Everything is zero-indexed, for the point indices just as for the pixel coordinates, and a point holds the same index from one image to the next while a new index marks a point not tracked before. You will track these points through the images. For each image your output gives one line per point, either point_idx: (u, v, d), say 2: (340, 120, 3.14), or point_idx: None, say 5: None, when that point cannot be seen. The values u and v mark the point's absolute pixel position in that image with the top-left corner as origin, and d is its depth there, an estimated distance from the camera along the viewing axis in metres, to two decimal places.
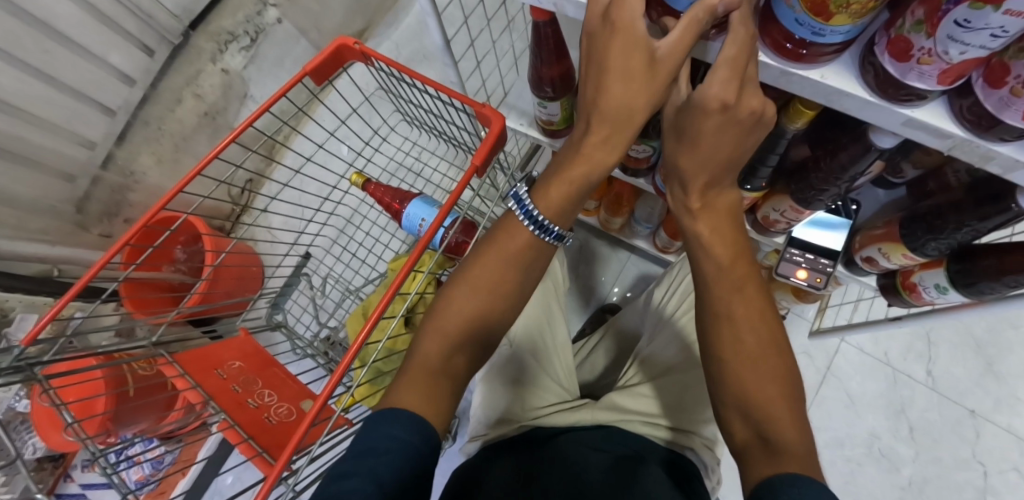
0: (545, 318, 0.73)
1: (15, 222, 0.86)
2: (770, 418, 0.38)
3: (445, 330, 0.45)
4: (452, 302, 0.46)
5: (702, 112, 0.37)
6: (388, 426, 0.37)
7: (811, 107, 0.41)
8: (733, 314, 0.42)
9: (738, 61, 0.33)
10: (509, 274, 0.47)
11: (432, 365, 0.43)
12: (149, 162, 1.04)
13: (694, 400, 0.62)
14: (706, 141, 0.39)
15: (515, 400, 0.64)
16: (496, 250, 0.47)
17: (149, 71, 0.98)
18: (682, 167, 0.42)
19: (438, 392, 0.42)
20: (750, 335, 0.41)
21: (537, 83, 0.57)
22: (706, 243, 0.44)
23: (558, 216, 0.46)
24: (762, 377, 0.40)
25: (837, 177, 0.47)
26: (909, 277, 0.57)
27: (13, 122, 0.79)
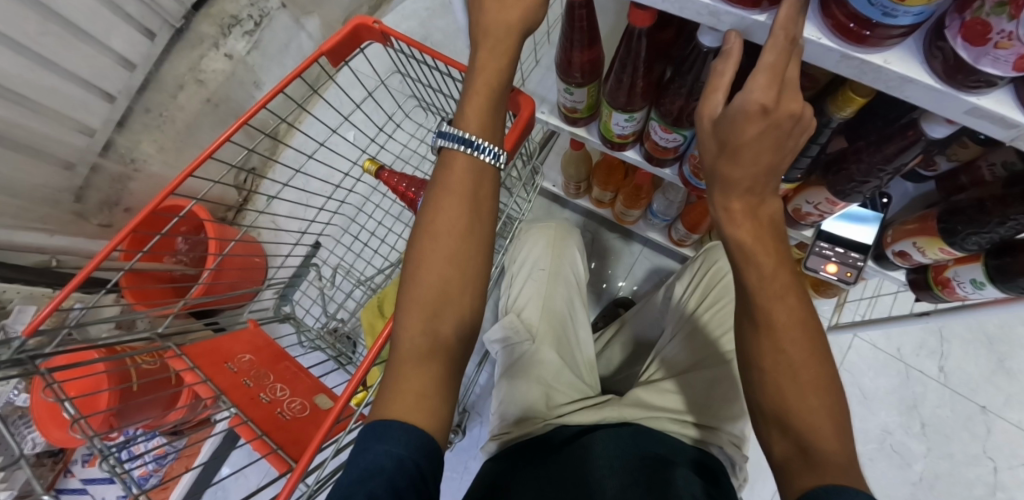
0: (563, 317, 0.72)
1: (14, 210, 0.83)
2: (808, 431, 0.36)
3: (420, 301, 0.40)
4: (413, 273, 0.41)
5: (747, 119, 0.34)
6: (382, 442, 0.33)
7: (862, 94, 0.40)
8: (768, 320, 0.39)
9: (777, 68, 0.33)
10: (460, 220, 0.42)
11: (418, 349, 0.38)
12: (150, 150, 1.01)
13: (716, 401, 0.60)
14: (748, 150, 0.36)
15: (537, 398, 0.61)
16: (441, 194, 0.42)
17: (149, 56, 0.95)
18: (732, 179, 0.38)
19: (429, 376, 0.37)
20: (791, 345, 0.38)
21: (565, 68, 0.55)
22: (751, 251, 0.40)
23: (485, 130, 0.43)
24: (807, 388, 0.38)
25: (879, 169, 0.46)
26: (941, 272, 0.56)
27: (9, 107, 0.75)
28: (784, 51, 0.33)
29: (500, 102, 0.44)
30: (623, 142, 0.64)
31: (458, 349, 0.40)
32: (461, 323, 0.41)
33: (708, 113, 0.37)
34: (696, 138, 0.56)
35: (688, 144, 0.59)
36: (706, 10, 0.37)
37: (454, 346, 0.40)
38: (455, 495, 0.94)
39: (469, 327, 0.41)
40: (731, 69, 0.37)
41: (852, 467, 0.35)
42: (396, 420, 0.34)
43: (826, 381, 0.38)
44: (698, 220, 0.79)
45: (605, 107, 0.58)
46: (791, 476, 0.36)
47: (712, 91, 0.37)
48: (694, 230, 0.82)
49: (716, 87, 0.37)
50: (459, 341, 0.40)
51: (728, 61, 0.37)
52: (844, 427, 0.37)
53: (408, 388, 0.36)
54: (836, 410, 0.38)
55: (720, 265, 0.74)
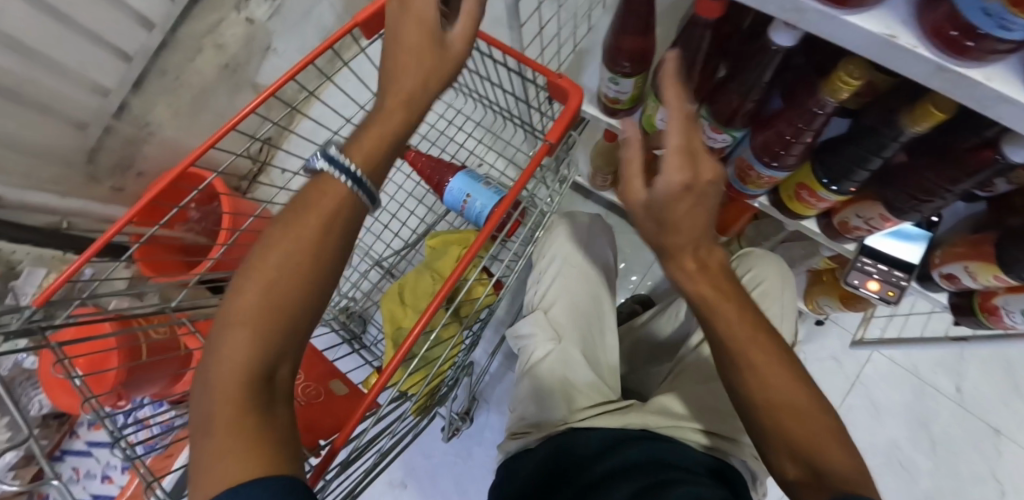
0: (587, 316, 0.70)
1: (23, 169, 0.80)
2: (817, 449, 0.36)
3: (242, 345, 0.32)
4: (236, 291, 0.33)
5: (672, 198, 0.35)
6: None
7: (943, 109, 0.36)
8: (753, 355, 0.38)
9: (686, 149, 0.35)
10: (325, 247, 0.36)
11: (251, 393, 0.31)
12: (165, 116, 0.98)
13: (713, 414, 0.58)
14: (684, 224, 0.37)
15: (559, 404, 0.61)
16: (304, 212, 0.36)
17: (169, 17, 0.90)
18: (671, 245, 0.38)
19: (258, 434, 0.30)
20: (776, 379, 0.38)
21: (613, 55, 0.52)
22: (711, 301, 0.39)
23: (371, 165, 0.38)
24: (795, 413, 0.37)
25: (946, 189, 0.43)
26: (989, 299, 0.54)
27: (20, 61, 0.72)
28: (686, 131, 0.35)
29: (421, 120, 0.40)
30: None
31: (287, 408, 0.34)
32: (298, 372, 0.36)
33: (636, 199, 0.37)
34: (747, 140, 0.53)
35: (737, 145, 0.56)
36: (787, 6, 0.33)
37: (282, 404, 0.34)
38: (456, 479, 0.95)
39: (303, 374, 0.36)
40: (638, 154, 0.37)
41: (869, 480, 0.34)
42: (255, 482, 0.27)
43: (822, 403, 0.38)
44: (730, 222, 0.76)
45: (652, 100, 0.55)
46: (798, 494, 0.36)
47: (632, 176, 0.37)
48: (724, 232, 0.79)
49: (634, 173, 0.37)
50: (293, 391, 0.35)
51: (632, 149, 0.37)
52: (852, 446, 0.36)
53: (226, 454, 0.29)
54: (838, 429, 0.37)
55: (754, 273, 0.72)
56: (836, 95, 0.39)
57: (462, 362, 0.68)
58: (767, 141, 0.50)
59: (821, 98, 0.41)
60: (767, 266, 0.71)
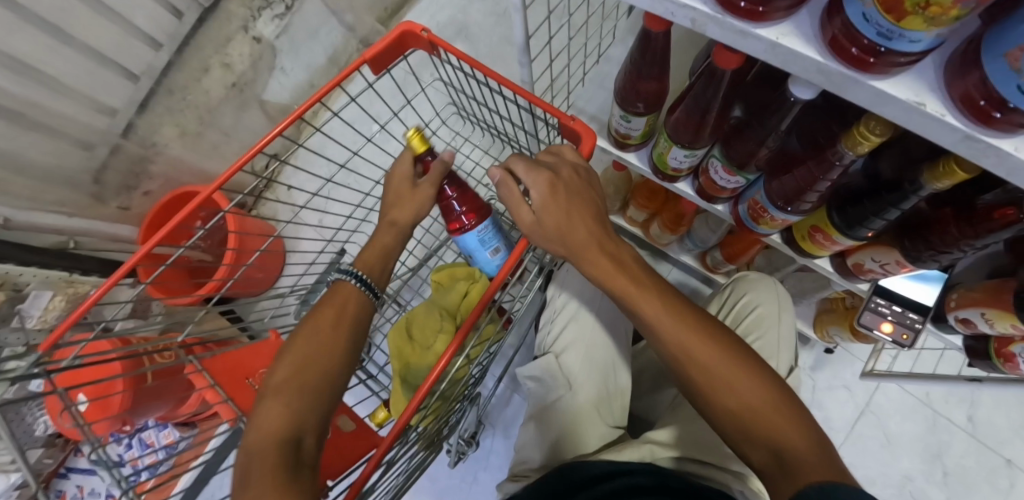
0: (602, 358, 0.68)
1: (28, 192, 0.79)
2: (787, 439, 0.40)
3: (271, 423, 0.38)
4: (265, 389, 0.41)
5: (552, 205, 0.45)
6: None
7: (966, 169, 0.36)
8: (712, 369, 0.44)
9: (536, 167, 0.46)
10: (339, 339, 0.45)
11: (267, 465, 0.34)
12: (172, 134, 0.97)
13: (699, 449, 0.60)
14: (575, 224, 0.46)
15: (565, 449, 0.61)
16: (325, 313, 0.47)
17: (176, 36, 0.91)
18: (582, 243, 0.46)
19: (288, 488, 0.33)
20: (740, 385, 0.43)
21: (628, 96, 0.51)
22: (677, 334, 0.45)
23: (374, 272, 0.51)
24: (757, 409, 0.42)
25: (967, 243, 0.42)
26: (1005, 346, 0.52)
27: (25, 84, 0.71)
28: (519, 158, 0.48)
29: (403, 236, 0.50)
30: (677, 174, 0.60)
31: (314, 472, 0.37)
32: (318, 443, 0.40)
33: (525, 222, 0.46)
34: (761, 182, 0.52)
35: (748, 186, 0.56)
36: (814, 67, 0.33)
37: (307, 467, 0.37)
38: None
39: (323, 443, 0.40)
40: (514, 187, 0.46)
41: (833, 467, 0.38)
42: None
43: (779, 402, 0.42)
44: (739, 253, 0.76)
45: (664, 140, 0.54)
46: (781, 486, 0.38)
47: (517, 207, 0.46)
48: (733, 261, 0.78)
49: (518, 202, 0.46)
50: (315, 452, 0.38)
51: (507, 186, 0.46)
52: (816, 436, 0.41)
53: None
54: (802, 420, 0.42)
55: (750, 298, 0.73)
56: (856, 148, 0.38)
57: (470, 394, 0.69)
58: (783, 187, 0.49)
59: (840, 151, 0.40)
60: (763, 291, 0.72)
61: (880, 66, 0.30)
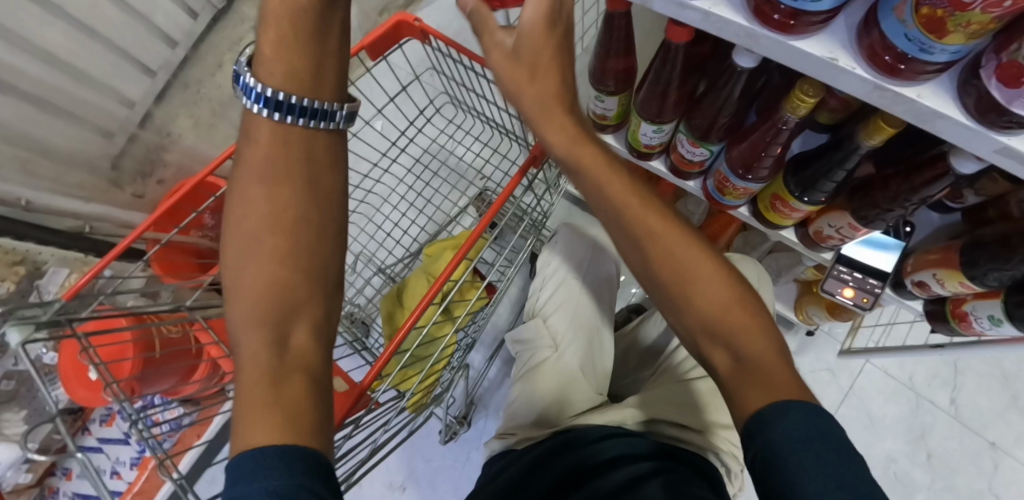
0: (585, 327, 0.72)
1: (51, 174, 0.84)
2: (748, 350, 0.39)
3: (255, 307, 0.36)
4: (236, 267, 0.38)
5: (540, 40, 0.38)
6: (255, 481, 0.26)
7: (893, 124, 0.40)
8: (681, 276, 0.41)
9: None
10: (294, 220, 0.40)
11: (256, 361, 0.33)
12: (185, 125, 1.04)
13: (675, 409, 0.61)
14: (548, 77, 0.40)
15: (550, 407, 0.64)
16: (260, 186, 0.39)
17: (191, 34, 1.00)
18: (547, 94, 0.40)
19: (295, 390, 0.32)
20: (706, 292, 0.41)
21: (599, 75, 0.56)
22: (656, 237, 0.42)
23: (306, 89, 0.39)
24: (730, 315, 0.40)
25: (906, 198, 0.46)
26: (959, 305, 0.56)
27: (54, 74, 0.79)
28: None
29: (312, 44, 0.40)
30: (649, 151, 0.64)
31: (318, 353, 0.37)
32: (317, 335, 0.38)
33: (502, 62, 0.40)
34: (723, 153, 0.57)
35: (714, 159, 0.60)
36: (745, 33, 0.38)
37: (310, 349, 0.36)
38: (456, 483, 0.97)
39: (324, 335, 0.38)
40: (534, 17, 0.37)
41: (794, 379, 0.37)
42: (259, 447, 0.28)
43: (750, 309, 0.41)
44: (718, 233, 0.79)
45: (634, 117, 0.59)
46: (741, 398, 0.37)
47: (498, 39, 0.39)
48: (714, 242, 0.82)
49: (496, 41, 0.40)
50: (313, 349, 0.36)
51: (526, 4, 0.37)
52: (784, 351, 0.40)
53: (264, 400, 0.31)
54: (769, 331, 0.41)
55: None
56: (795, 111, 0.43)
57: (458, 362, 0.72)
58: (741, 155, 0.53)
59: (783, 116, 0.45)
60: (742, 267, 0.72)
61: (796, 30, 0.35)
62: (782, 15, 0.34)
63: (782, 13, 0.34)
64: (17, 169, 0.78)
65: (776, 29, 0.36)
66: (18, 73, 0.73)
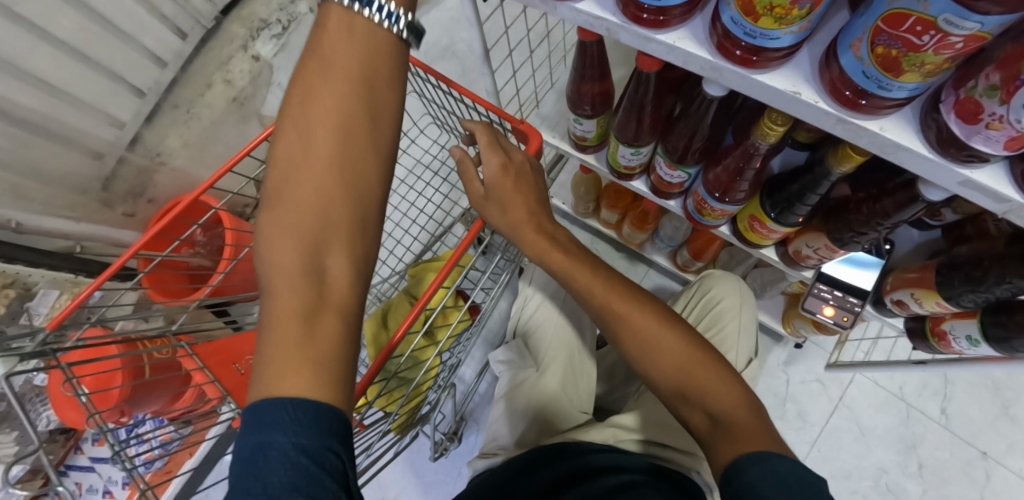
0: (570, 347, 0.72)
1: (41, 196, 0.85)
2: (712, 398, 0.43)
3: (292, 220, 0.31)
4: (278, 164, 0.33)
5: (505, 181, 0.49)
6: (276, 433, 0.25)
7: (861, 153, 0.41)
8: (641, 334, 0.49)
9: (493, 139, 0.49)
10: (350, 118, 0.33)
11: (288, 291, 0.30)
12: (176, 145, 1.04)
13: (658, 431, 0.61)
14: (516, 199, 0.49)
15: (530, 427, 0.65)
16: (321, 77, 0.33)
17: (179, 53, 1.04)
18: (513, 212, 0.50)
19: (328, 335, 0.30)
20: (665, 346, 0.48)
21: (577, 99, 0.57)
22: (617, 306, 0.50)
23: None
24: (691, 365, 0.46)
25: (878, 221, 0.47)
26: (938, 324, 0.57)
27: (46, 99, 0.80)
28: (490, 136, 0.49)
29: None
30: (630, 172, 0.65)
31: (358, 284, 0.33)
32: (358, 256, 0.33)
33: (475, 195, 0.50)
34: (700, 176, 0.58)
35: (693, 181, 0.61)
36: (711, 67, 0.39)
37: (348, 278, 0.32)
38: None
39: (367, 266, 0.33)
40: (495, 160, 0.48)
41: (757, 424, 0.41)
42: (278, 403, 0.26)
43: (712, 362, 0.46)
44: (704, 248, 0.79)
45: (613, 139, 0.60)
46: (714, 444, 0.41)
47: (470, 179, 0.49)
48: (699, 257, 0.82)
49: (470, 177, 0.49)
50: (352, 283, 0.32)
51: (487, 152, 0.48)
52: (746, 396, 0.44)
53: (295, 346, 0.28)
54: (732, 381, 0.45)
55: (711, 294, 0.73)
56: (766, 138, 0.43)
57: (444, 381, 0.72)
58: (717, 178, 0.54)
59: (755, 142, 0.46)
60: (725, 285, 0.73)
61: (760, 65, 0.36)
62: (743, 50, 0.35)
63: (744, 49, 0.35)
64: (7, 192, 0.79)
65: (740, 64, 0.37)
66: (10, 101, 0.75)
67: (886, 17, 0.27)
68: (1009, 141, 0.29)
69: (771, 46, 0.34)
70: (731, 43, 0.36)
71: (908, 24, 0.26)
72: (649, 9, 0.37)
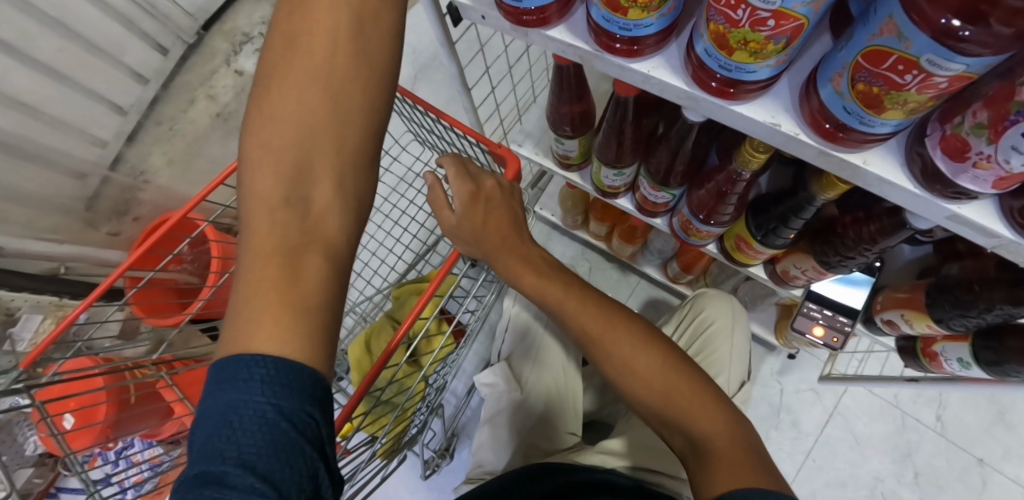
0: (560, 370, 0.71)
1: (22, 220, 0.83)
2: (698, 427, 0.43)
3: (276, 153, 0.32)
4: (261, 103, 0.33)
5: (479, 214, 0.48)
6: (243, 392, 0.25)
7: (844, 181, 0.40)
8: (620, 357, 0.48)
9: (463, 174, 0.47)
10: (336, 64, 0.34)
11: (270, 229, 0.31)
12: (159, 163, 1.02)
13: (648, 456, 0.60)
14: (492, 219, 0.49)
15: (516, 455, 0.65)
16: (309, 18, 0.34)
17: (161, 70, 1.03)
18: (489, 230, 0.48)
19: (311, 269, 0.30)
20: (645, 371, 0.47)
21: (558, 120, 0.56)
22: (596, 333, 0.49)
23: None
24: (676, 392, 0.45)
25: (866, 247, 0.46)
26: (930, 345, 0.56)
27: (24, 122, 0.79)
28: (461, 168, 0.48)
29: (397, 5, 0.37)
30: (615, 191, 0.63)
31: (341, 218, 0.33)
32: (340, 193, 0.34)
33: (447, 225, 0.48)
34: (684, 197, 0.57)
35: (679, 200, 0.59)
36: (688, 96, 0.37)
37: (329, 218, 0.33)
38: None
39: (352, 201, 0.34)
40: (462, 182, 0.47)
41: (744, 455, 0.40)
42: (253, 354, 0.27)
43: (698, 390, 0.45)
44: (693, 262, 0.78)
45: (596, 160, 0.59)
46: (699, 475, 0.40)
47: (441, 208, 0.48)
48: (689, 270, 0.81)
49: (443, 206, 0.48)
50: (337, 218, 0.33)
51: (454, 179, 0.47)
52: (733, 426, 0.43)
53: (274, 284, 0.29)
54: (716, 405, 0.44)
55: (705, 315, 0.72)
56: (748, 164, 0.42)
57: (432, 403, 0.71)
58: (701, 201, 0.53)
59: (737, 168, 0.45)
60: (719, 305, 0.71)
61: (736, 98, 0.35)
62: (716, 82, 0.34)
63: (717, 82, 0.34)
64: None
65: (711, 94, 0.35)
66: None
67: (866, 54, 0.26)
68: (996, 181, 0.28)
69: (744, 80, 0.32)
70: (704, 76, 0.34)
71: (889, 62, 0.25)
72: (622, 39, 0.35)
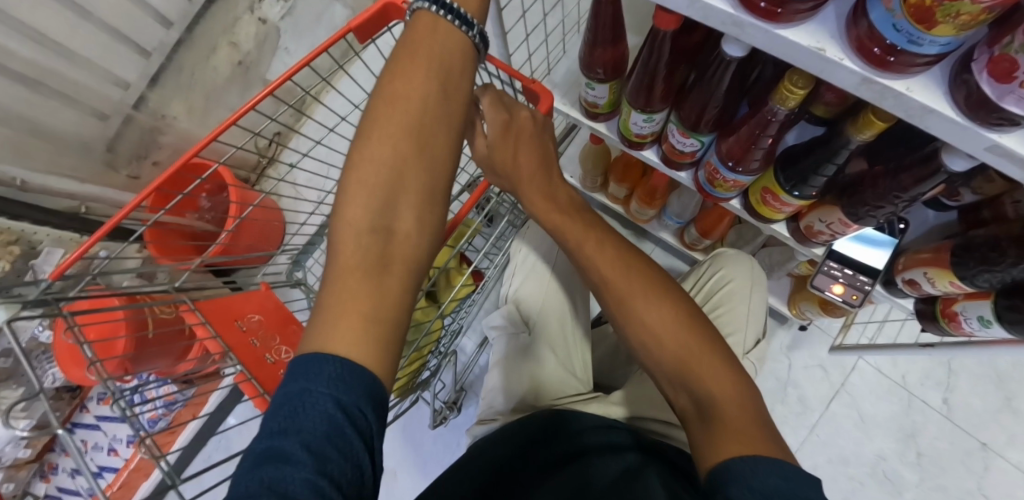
0: (562, 315, 0.72)
1: (44, 157, 0.85)
2: (705, 386, 0.43)
3: (369, 182, 0.34)
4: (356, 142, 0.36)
5: (506, 151, 0.48)
6: (307, 380, 0.27)
7: (883, 119, 0.39)
8: (630, 306, 0.48)
9: (498, 96, 0.46)
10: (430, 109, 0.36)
11: (357, 249, 0.33)
12: (180, 110, 1.04)
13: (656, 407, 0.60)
14: (523, 158, 0.49)
15: (527, 391, 0.66)
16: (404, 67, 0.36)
17: (186, 15, 0.97)
18: (521, 167, 0.49)
19: (391, 286, 0.33)
20: (657, 322, 0.47)
21: (590, 62, 0.55)
22: (610, 281, 0.50)
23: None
24: (684, 346, 0.45)
25: (896, 195, 0.45)
26: (950, 305, 0.56)
27: (48, 55, 0.79)
28: (499, 100, 0.46)
29: None
30: (641, 141, 0.63)
31: (421, 236, 0.36)
32: (422, 218, 0.36)
33: (479, 154, 0.48)
34: (714, 145, 0.56)
35: (706, 150, 0.59)
36: (731, 21, 0.37)
37: (411, 252, 0.35)
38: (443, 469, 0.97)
39: (431, 225, 0.37)
40: (496, 110, 0.45)
41: (751, 424, 0.40)
42: (327, 353, 0.28)
43: (710, 346, 0.45)
44: (712, 227, 0.78)
45: (625, 105, 0.58)
46: (700, 431, 0.41)
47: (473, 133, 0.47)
48: (707, 236, 0.81)
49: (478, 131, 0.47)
50: (415, 241, 0.35)
51: (489, 110, 0.45)
52: (744, 391, 0.43)
53: (355, 298, 0.31)
54: (729, 369, 0.44)
55: (721, 276, 0.72)
56: (786, 103, 0.42)
57: (445, 348, 0.72)
58: (731, 148, 0.52)
59: (773, 109, 0.44)
60: (738, 267, 0.71)
61: (783, 20, 0.34)
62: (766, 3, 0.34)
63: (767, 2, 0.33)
64: (10, 149, 0.79)
65: (758, 17, 0.35)
66: (10, 54, 0.73)
67: None
68: None
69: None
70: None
71: None
72: None
